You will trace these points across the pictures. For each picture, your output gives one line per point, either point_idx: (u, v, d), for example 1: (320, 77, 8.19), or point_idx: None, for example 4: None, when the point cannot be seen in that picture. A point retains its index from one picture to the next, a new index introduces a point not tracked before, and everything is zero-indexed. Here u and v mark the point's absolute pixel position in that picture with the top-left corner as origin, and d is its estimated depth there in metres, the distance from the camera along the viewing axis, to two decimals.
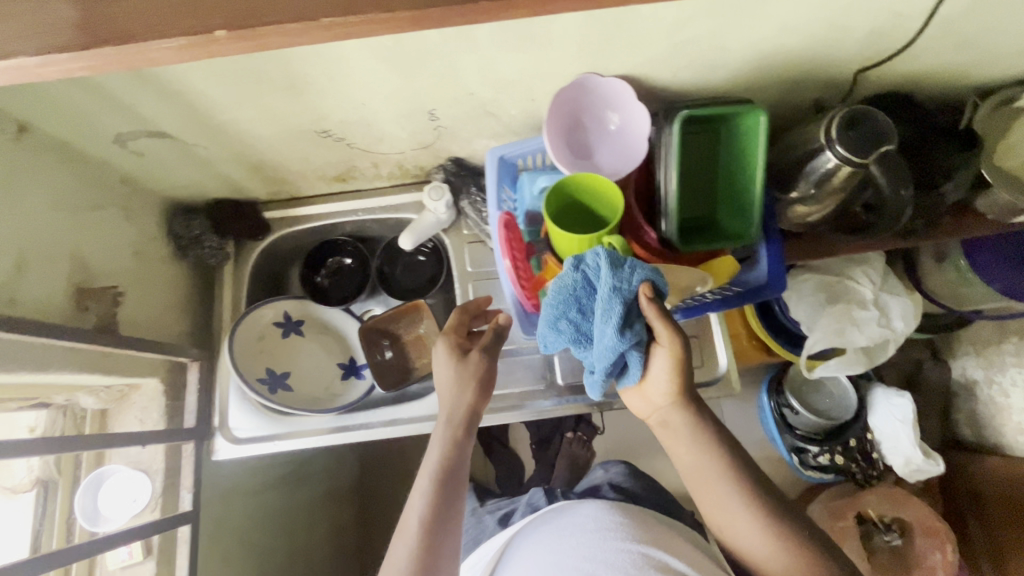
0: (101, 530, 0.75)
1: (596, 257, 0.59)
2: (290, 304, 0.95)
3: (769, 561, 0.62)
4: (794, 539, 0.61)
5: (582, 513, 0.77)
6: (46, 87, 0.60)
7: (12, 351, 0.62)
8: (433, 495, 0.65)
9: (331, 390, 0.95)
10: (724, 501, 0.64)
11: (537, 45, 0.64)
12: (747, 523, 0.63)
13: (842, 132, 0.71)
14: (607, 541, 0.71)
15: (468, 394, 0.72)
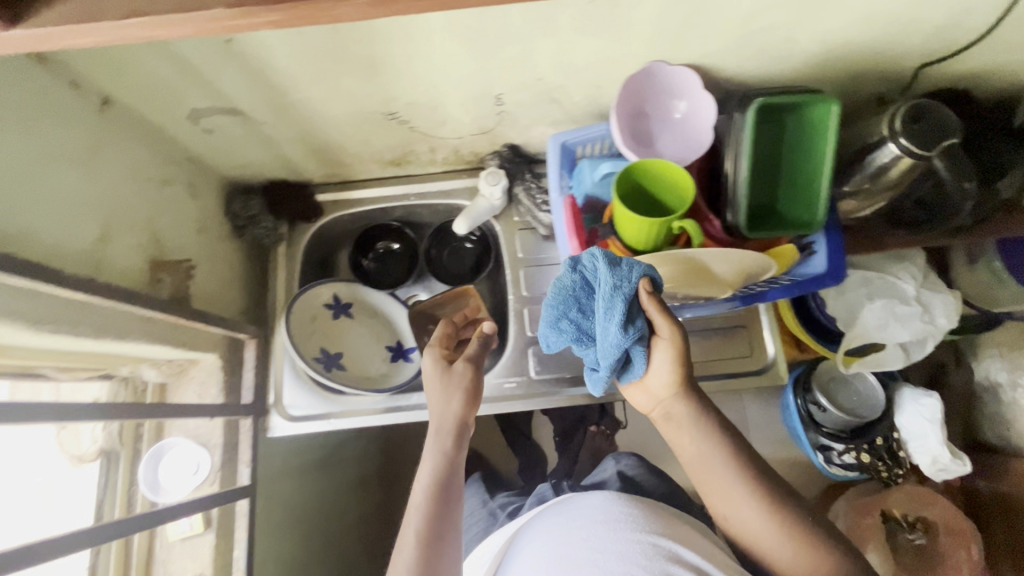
0: (162, 501, 0.75)
1: (593, 258, 0.63)
2: (339, 288, 0.95)
3: (776, 551, 0.62)
4: (799, 528, 0.62)
5: (587, 501, 0.71)
6: (138, 61, 0.61)
7: (112, 319, 0.63)
8: (428, 506, 0.65)
9: (381, 371, 0.96)
10: (730, 490, 0.65)
11: (616, 30, 0.65)
12: (752, 511, 0.63)
13: (907, 124, 0.72)
14: (617, 533, 0.65)
15: (460, 403, 0.73)
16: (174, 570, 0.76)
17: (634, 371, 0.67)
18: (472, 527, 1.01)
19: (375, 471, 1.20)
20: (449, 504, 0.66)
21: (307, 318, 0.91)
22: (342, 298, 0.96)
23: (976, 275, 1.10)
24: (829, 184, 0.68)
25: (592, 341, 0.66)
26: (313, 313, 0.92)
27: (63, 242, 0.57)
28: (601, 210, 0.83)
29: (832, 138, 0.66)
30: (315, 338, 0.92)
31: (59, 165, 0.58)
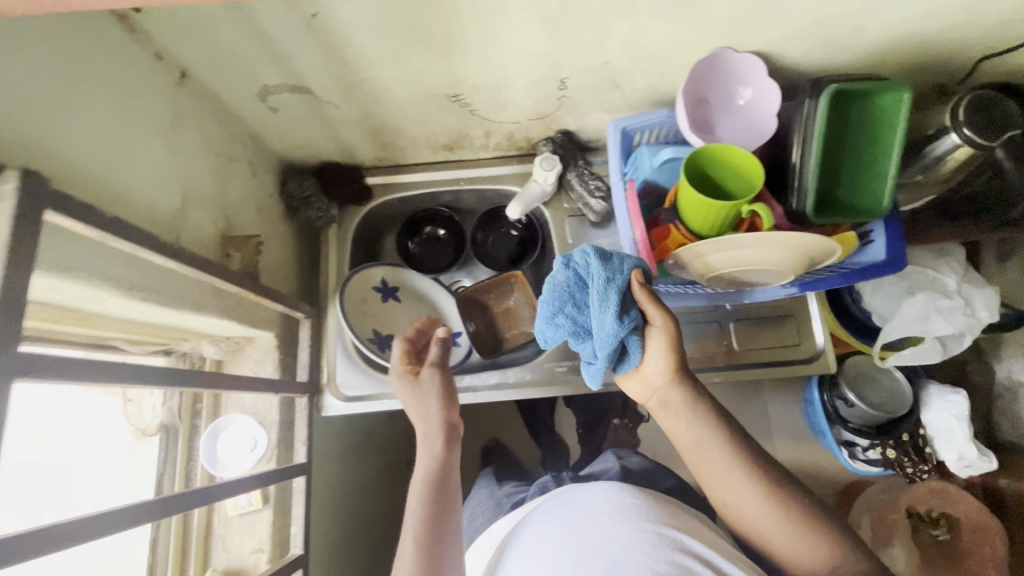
0: (221, 475, 0.76)
1: (585, 253, 0.65)
2: (388, 271, 0.96)
3: (778, 535, 0.60)
4: (797, 510, 0.60)
5: (588, 492, 0.61)
6: (221, 36, 0.61)
7: (185, 293, 0.62)
8: (426, 510, 0.60)
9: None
10: (726, 475, 0.63)
11: (690, 15, 0.66)
12: (750, 495, 0.61)
13: (969, 115, 0.73)
14: (621, 524, 0.54)
15: (437, 403, 0.70)
16: (233, 545, 0.77)
17: (631, 361, 0.67)
18: (478, 517, 0.93)
19: (407, 458, 1.20)
20: (446, 504, 0.61)
21: (359, 300, 0.91)
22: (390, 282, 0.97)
23: (1007, 275, 1.09)
24: (897, 171, 0.68)
25: (588, 333, 0.67)
26: (362, 295, 0.92)
27: (151, 210, 0.57)
28: (658, 196, 0.83)
29: (901, 125, 0.66)
30: (365, 320, 0.92)
31: (147, 133, 0.58)
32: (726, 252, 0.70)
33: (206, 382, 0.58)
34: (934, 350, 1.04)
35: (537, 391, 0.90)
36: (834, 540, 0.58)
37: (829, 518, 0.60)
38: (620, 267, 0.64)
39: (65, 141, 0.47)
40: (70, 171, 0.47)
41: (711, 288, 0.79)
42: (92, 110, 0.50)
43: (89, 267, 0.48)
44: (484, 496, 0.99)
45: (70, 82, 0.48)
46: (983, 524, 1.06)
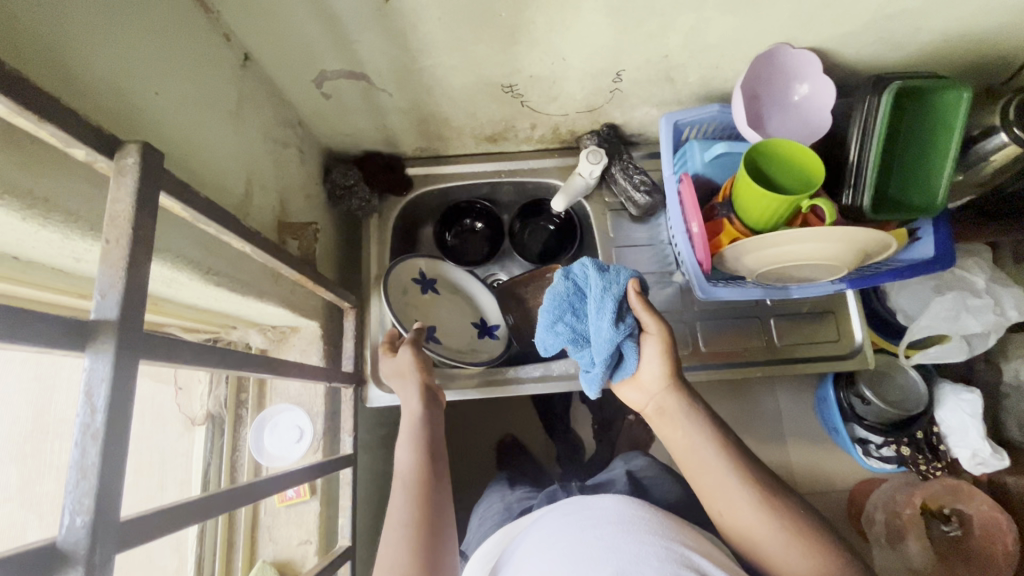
0: (261, 457, 0.75)
1: (584, 266, 0.68)
2: (427, 263, 0.94)
3: (770, 550, 0.55)
4: (791, 520, 0.55)
5: (598, 503, 0.56)
6: (290, 19, 0.60)
7: (250, 278, 0.61)
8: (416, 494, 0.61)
9: (471, 347, 0.95)
10: (718, 481, 0.59)
11: (758, 9, 0.66)
12: (743, 503, 0.57)
13: (1020, 115, 0.74)
14: (629, 537, 0.49)
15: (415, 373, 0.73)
16: (280, 536, 0.76)
17: (625, 369, 0.68)
18: (486, 522, 0.93)
19: None
20: (439, 500, 0.61)
21: (401, 291, 0.89)
22: (428, 273, 0.95)
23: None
24: (951, 169, 0.70)
25: (587, 341, 0.69)
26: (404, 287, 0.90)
27: (221, 189, 0.56)
28: (708, 191, 0.83)
29: (960, 125, 0.69)
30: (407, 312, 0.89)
31: (217, 110, 0.57)
32: (782, 247, 0.70)
33: (291, 371, 0.57)
34: (959, 348, 1.05)
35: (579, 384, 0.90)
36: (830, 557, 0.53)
37: (828, 534, 0.55)
38: (617, 277, 0.66)
39: (154, 114, 0.46)
40: (156, 144, 0.46)
41: (765, 283, 0.79)
42: (173, 86, 0.49)
43: (172, 248, 0.47)
44: (495, 500, 0.98)
45: (155, 54, 0.47)
46: (993, 521, 1.07)
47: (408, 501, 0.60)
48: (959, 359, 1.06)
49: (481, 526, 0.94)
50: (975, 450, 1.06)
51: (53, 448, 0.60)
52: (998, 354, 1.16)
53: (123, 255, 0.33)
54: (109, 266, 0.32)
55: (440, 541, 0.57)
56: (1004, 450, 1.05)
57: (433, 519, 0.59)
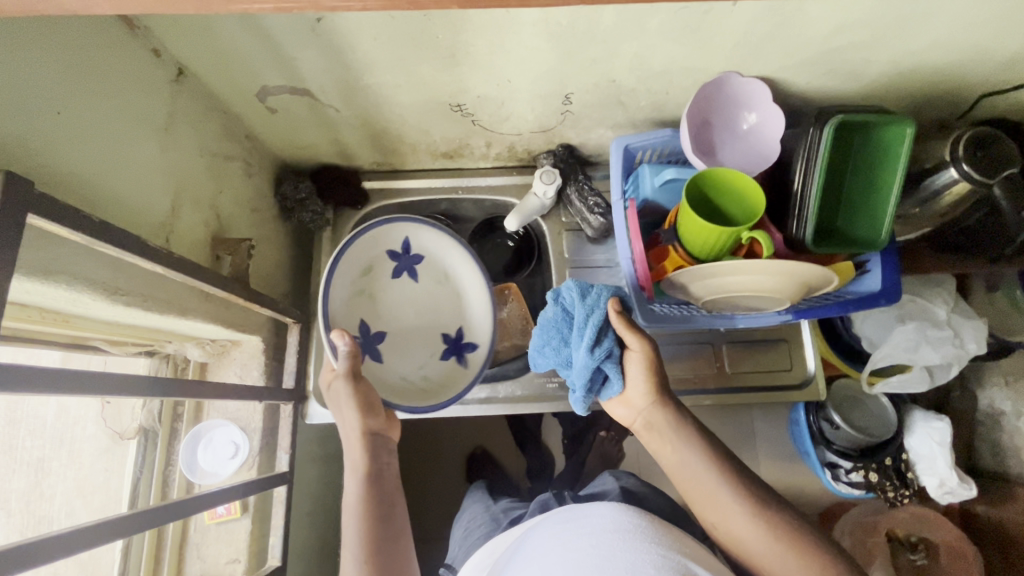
0: (190, 458, 0.76)
1: (569, 288, 0.65)
2: (413, 235, 0.88)
3: (769, 562, 0.56)
4: (785, 531, 0.56)
5: (593, 509, 0.58)
6: (223, 34, 0.59)
7: (171, 295, 0.60)
8: (362, 523, 0.64)
9: (418, 377, 0.86)
10: (712, 493, 0.60)
11: (700, 38, 0.65)
12: (739, 515, 0.58)
13: (969, 151, 0.73)
14: (622, 545, 0.52)
15: (357, 417, 0.71)
16: (208, 554, 0.76)
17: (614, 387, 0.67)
18: (473, 533, 0.92)
19: None
20: (389, 498, 0.68)
21: (353, 265, 0.83)
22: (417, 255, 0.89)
23: None
24: (896, 203, 0.69)
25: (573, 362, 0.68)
26: (367, 255, 0.85)
27: (140, 216, 0.56)
28: (658, 216, 0.82)
29: (905, 159, 0.68)
30: (358, 287, 0.84)
31: (141, 134, 0.56)
32: (728, 277, 0.69)
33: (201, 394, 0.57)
34: (921, 380, 1.03)
35: (525, 408, 0.89)
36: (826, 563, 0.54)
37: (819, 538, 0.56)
38: (599, 299, 0.64)
39: (53, 140, 0.45)
40: (57, 171, 0.45)
41: (710, 311, 0.78)
42: (84, 107, 0.48)
43: (70, 269, 0.46)
44: (479, 510, 0.99)
45: (63, 80, 0.46)
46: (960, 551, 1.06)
47: (356, 534, 0.63)
48: (921, 389, 1.04)
49: (464, 540, 0.93)
50: (942, 479, 1.05)
51: (17, 445, 0.66)
52: (973, 381, 1.15)
53: None
54: None
55: (393, 535, 0.65)
56: (968, 479, 1.05)
57: (382, 529, 0.65)
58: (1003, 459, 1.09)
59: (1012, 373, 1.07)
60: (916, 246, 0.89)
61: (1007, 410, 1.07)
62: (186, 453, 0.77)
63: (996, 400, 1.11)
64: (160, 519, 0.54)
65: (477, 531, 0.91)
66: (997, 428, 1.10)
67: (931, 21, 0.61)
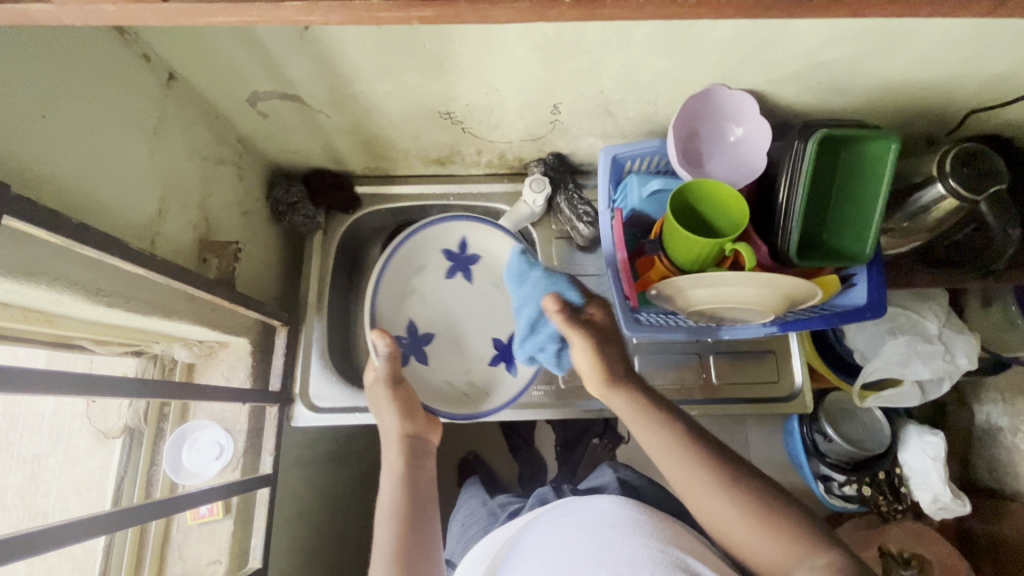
0: (173, 458, 0.77)
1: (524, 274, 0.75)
2: (469, 236, 0.96)
3: (744, 537, 0.53)
4: (756, 503, 0.54)
5: (594, 505, 0.63)
6: (213, 41, 0.60)
7: (155, 297, 0.60)
8: (399, 525, 0.63)
9: (463, 381, 0.93)
10: (687, 473, 0.57)
11: (684, 51, 0.65)
12: (714, 492, 0.55)
13: (956, 166, 0.73)
14: (622, 538, 0.57)
15: (395, 420, 0.75)
16: (190, 554, 0.76)
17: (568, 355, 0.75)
18: (472, 527, 0.95)
19: (361, 470, 1.19)
20: (422, 503, 0.67)
21: (400, 266, 0.94)
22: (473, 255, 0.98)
23: None
24: (880, 218, 0.69)
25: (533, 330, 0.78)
26: (418, 256, 0.96)
27: (125, 220, 0.57)
28: (645, 226, 0.83)
29: (890, 174, 0.68)
30: (410, 288, 0.95)
31: (128, 138, 0.57)
32: (709, 288, 0.69)
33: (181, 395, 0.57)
34: (912, 394, 1.02)
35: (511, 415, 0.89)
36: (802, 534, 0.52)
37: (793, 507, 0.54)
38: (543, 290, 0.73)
39: (36, 143, 0.46)
40: (39, 174, 0.46)
41: (694, 322, 0.78)
42: (69, 112, 0.49)
43: (50, 270, 0.47)
44: (477, 506, 1.02)
45: (47, 85, 0.47)
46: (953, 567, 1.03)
47: (391, 530, 0.63)
48: (912, 404, 1.03)
49: (462, 534, 0.97)
50: (936, 495, 1.04)
51: (14, 439, 0.71)
52: (971, 396, 1.14)
53: None
54: None
55: (428, 540, 0.63)
56: (963, 495, 1.04)
57: (416, 529, 0.63)
58: (1000, 476, 1.08)
59: (1009, 389, 1.06)
60: (905, 260, 0.89)
61: (1004, 427, 1.06)
62: (170, 452, 0.77)
63: (993, 416, 1.10)
64: (137, 518, 0.54)
65: (476, 525, 0.95)
66: (994, 444, 1.09)
67: (915, 38, 0.62)
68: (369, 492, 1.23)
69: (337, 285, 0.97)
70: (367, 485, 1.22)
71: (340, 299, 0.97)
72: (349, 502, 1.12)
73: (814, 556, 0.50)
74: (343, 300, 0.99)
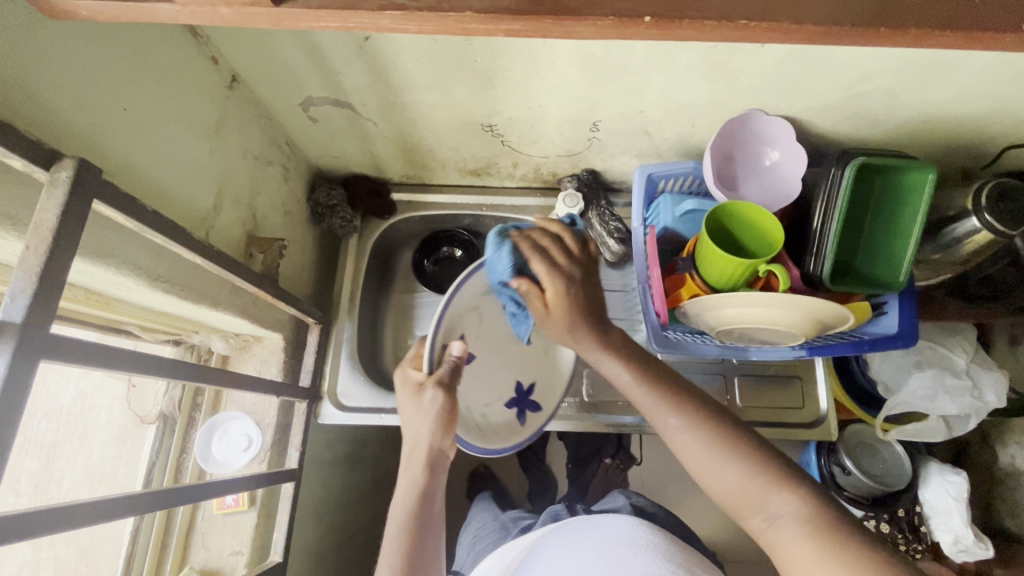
0: (204, 448, 0.79)
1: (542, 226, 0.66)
2: None
3: (713, 480, 0.54)
4: (716, 437, 0.54)
5: (609, 524, 0.70)
6: (278, 47, 0.63)
7: (201, 285, 0.62)
8: (406, 542, 0.64)
9: (481, 415, 0.75)
10: (656, 416, 0.58)
11: (726, 77, 0.67)
12: (675, 430, 0.56)
13: (992, 201, 0.73)
14: (636, 556, 0.63)
15: (436, 433, 0.63)
16: (213, 544, 0.78)
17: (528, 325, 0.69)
18: (484, 538, 0.96)
19: (373, 476, 1.18)
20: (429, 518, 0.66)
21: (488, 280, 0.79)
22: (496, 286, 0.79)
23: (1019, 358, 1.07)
24: (916, 247, 0.70)
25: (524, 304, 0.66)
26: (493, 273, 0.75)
27: (183, 209, 0.59)
28: (677, 245, 0.84)
29: (927, 203, 0.69)
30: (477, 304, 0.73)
31: (193, 134, 0.60)
32: (740, 308, 0.69)
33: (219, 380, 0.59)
34: (938, 430, 0.99)
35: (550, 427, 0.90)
36: (775, 474, 0.51)
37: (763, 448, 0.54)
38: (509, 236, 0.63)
39: (117, 134, 0.49)
40: (116, 162, 0.49)
41: (724, 342, 0.78)
42: (147, 107, 0.52)
43: (118, 255, 0.49)
44: (488, 519, 1.03)
45: (130, 80, 0.50)
46: None
47: (395, 550, 0.64)
48: (938, 440, 1.01)
49: (474, 546, 0.98)
50: (957, 536, 1.01)
51: (31, 427, 0.69)
52: (994, 437, 1.12)
53: (39, 261, 0.36)
54: (25, 270, 0.36)
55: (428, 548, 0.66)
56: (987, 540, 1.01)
57: (419, 547, 0.65)
58: None
59: None
60: (935, 293, 0.89)
61: None
62: (202, 445, 0.79)
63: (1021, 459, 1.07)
64: (171, 501, 0.55)
65: (491, 536, 0.96)
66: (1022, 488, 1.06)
67: (957, 73, 0.63)
68: (380, 500, 1.22)
69: (368, 289, 0.99)
70: (379, 493, 1.22)
71: (369, 302, 0.99)
72: (359, 507, 1.12)
73: (785, 495, 0.50)
74: (372, 303, 1.00)
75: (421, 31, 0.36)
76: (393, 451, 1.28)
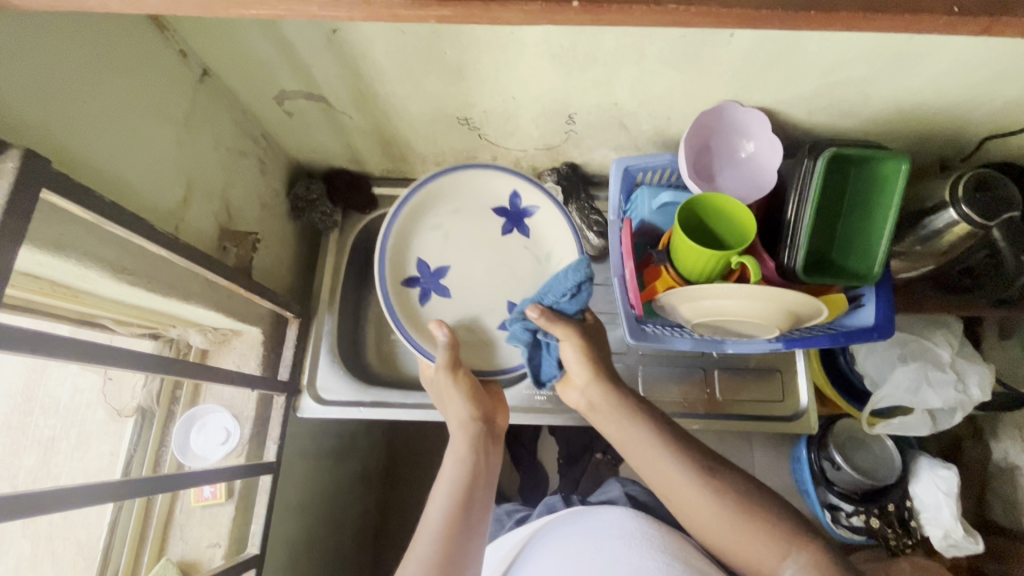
0: (181, 443, 0.80)
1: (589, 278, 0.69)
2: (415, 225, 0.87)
3: (722, 532, 0.60)
4: (728, 496, 0.61)
5: (605, 517, 0.69)
6: (245, 40, 0.63)
7: (172, 278, 0.62)
8: (457, 505, 0.66)
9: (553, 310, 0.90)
10: (665, 469, 0.65)
11: (696, 67, 0.67)
12: (687, 482, 0.63)
13: (970, 192, 0.72)
14: (632, 550, 0.62)
15: (464, 404, 0.76)
16: (190, 536, 0.79)
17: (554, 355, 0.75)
18: None
19: (359, 470, 1.19)
20: (481, 489, 0.70)
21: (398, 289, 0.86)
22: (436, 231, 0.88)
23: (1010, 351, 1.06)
24: (889, 240, 0.70)
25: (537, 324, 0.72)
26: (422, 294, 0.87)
27: (148, 202, 0.59)
28: (655, 238, 0.84)
29: (900, 193, 0.69)
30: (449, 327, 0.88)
31: (160, 127, 0.60)
32: (715, 300, 0.69)
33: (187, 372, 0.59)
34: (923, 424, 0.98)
35: (529, 419, 0.89)
36: (792, 529, 0.58)
37: (769, 504, 0.60)
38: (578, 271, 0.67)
39: (74, 127, 0.49)
40: (74, 154, 0.49)
41: (701, 335, 0.78)
42: (109, 99, 0.53)
43: (79, 246, 0.49)
44: None
45: (85, 72, 0.50)
46: None
47: (447, 512, 0.65)
48: (923, 434, 1.00)
49: None
50: (948, 530, 0.99)
51: (30, 422, 0.80)
52: (988, 432, 1.10)
53: None
54: None
55: (471, 520, 0.66)
56: (976, 535, 1.00)
57: (465, 517, 0.66)
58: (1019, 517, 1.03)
59: None
60: (917, 285, 0.88)
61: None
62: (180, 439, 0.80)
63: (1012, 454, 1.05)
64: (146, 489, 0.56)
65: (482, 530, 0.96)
66: (1014, 482, 1.04)
67: (928, 60, 0.62)
68: (366, 495, 1.23)
69: (350, 283, 0.99)
70: (366, 487, 1.22)
71: (352, 297, 0.99)
72: (345, 500, 1.12)
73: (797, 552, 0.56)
74: (355, 297, 1.00)
75: (354, 16, 0.37)
76: (381, 446, 1.29)
